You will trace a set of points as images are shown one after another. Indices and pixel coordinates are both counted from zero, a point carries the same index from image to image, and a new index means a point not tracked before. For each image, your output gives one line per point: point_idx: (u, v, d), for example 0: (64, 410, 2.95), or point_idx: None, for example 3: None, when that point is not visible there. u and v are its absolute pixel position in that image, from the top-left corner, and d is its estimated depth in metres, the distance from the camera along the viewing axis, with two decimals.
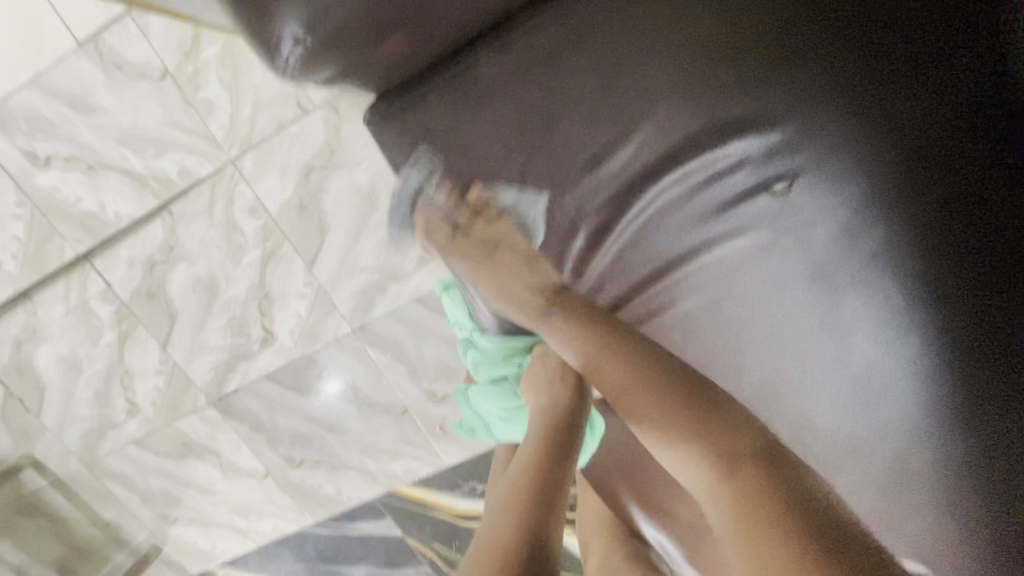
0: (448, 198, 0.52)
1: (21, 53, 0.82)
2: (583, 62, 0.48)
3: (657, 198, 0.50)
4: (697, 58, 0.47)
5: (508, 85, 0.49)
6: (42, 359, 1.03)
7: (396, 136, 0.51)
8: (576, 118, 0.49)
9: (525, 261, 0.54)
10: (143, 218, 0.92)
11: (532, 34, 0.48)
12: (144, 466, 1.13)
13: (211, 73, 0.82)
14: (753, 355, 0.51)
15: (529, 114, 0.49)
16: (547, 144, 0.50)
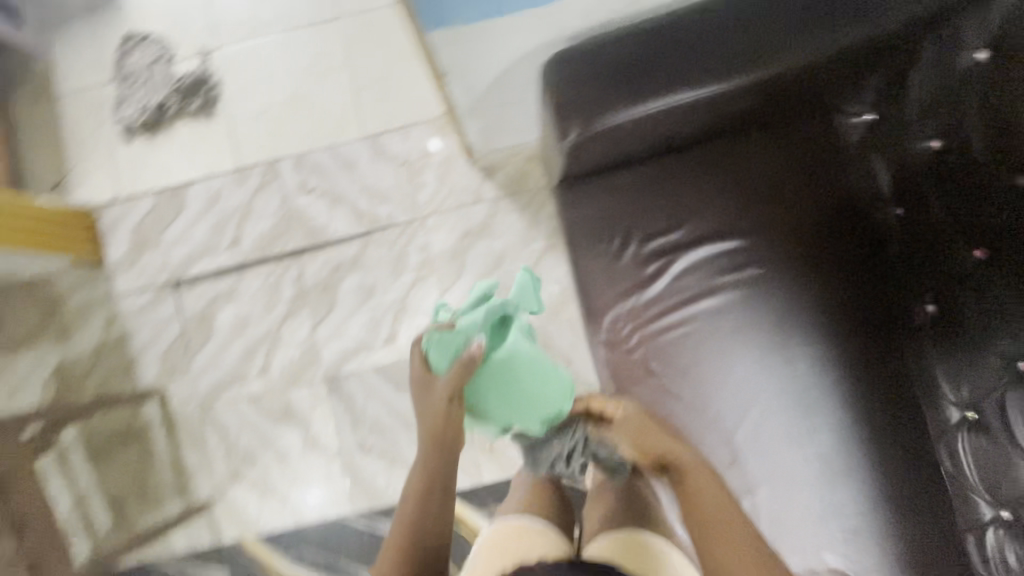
0: (586, 235, 0.98)
1: (329, 132, 1.42)
2: (664, 185, 0.97)
3: (689, 258, 0.96)
4: (714, 202, 0.95)
5: (627, 186, 0.97)
6: (224, 314, 1.42)
7: (568, 198, 0.99)
8: (658, 210, 0.97)
9: (619, 276, 0.97)
10: (347, 237, 1.40)
11: (642, 167, 0.98)
12: (246, 420, 1.41)
13: (431, 168, 1.39)
14: (719, 363, 0.94)
15: (635, 202, 0.97)
16: (642, 217, 0.97)
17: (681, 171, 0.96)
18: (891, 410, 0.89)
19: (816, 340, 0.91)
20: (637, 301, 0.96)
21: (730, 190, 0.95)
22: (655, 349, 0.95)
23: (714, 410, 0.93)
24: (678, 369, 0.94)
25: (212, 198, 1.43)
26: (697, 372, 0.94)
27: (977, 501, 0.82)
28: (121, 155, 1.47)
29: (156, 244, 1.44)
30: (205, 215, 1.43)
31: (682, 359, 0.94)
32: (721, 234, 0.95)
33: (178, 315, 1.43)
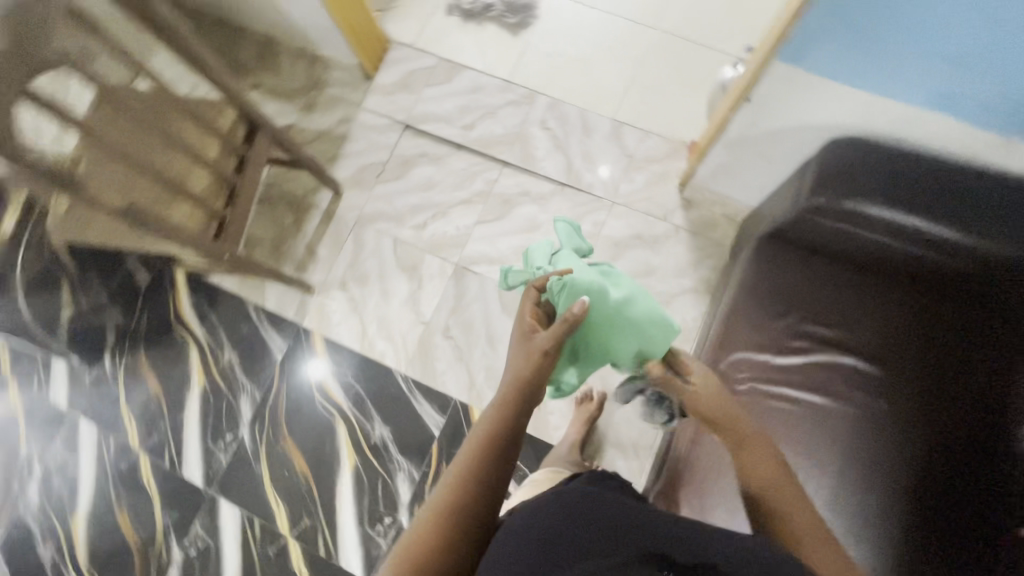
0: (760, 290, 1.07)
1: (588, 99, 1.64)
2: (844, 285, 1.02)
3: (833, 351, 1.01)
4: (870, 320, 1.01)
5: (821, 269, 1.04)
6: (422, 169, 1.66)
7: (765, 255, 1.08)
8: (832, 302, 1.02)
9: (771, 332, 1.05)
10: (547, 178, 1.59)
11: (834, 260, 1.04)
12: (379, 252, 1.61)
13: (645, 172, 1.56)
14: (810, 442, 0.98)
15: (818, 285, 1.04)
16: (819, 299, 1.03)
17: (858, 280, 1.02)
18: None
19: (888, 476, 0.94)
20: (779, 357, 1.03)
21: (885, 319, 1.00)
22: (774, 391, 1.01)
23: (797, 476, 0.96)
24: (782, 425, 0.99)
25: (474, 87, 1.69)
26: (795, 439, 0.98)
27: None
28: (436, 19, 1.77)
29: (414, 92, 1.71)
30: (461, 95, 1.69)
31: (792, 416, 1.00)
32: (866, 355, 0.99)
33: (390, 148, 1.68)
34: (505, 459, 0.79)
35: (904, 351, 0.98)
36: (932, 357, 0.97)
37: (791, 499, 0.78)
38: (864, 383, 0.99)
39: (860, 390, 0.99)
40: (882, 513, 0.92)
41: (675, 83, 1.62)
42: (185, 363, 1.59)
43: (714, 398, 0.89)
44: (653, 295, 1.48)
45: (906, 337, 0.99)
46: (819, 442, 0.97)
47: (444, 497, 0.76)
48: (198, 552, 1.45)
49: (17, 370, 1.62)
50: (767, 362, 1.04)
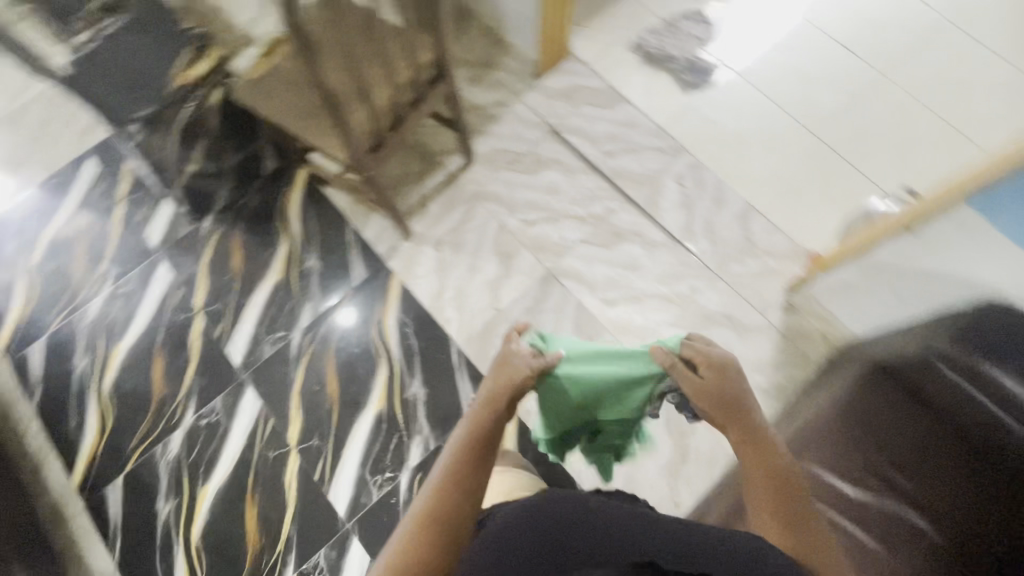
0: (852, 410, 1.05)
1: (730, 176, 1.66)
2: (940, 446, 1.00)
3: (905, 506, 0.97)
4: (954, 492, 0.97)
5: (919, 419, 1.02)
6: (551, 173, 1.69)
7: (870, 380, 1.07)
8: (921, 455, 1.00)
9: (851, 457, 1.02)
10: (664, 229, 1.60)
11: (938, 417, 1.02)
12: (482, 229, 1.64)
13: (760, 261, 1.55)
14: None
15: (912, 433, 1.01)
16: (909, 448, 1.00)
17: (955, 448, 1.00)
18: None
19: None
20: (844, 485, 1.00)
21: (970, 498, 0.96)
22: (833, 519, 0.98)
23: None
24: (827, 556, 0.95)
25: (629, 120, 1.73)
26: None
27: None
28: (619, 50, 1.84)
29: (573, 103, 1.76)
30: (615, 123, 1.73)
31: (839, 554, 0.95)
32: (936, 521, 0.95)
33: (531, 143, 1.73)
34: (478, 471, 0.79)
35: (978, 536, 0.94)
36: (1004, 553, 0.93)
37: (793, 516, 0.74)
38: (926, 555, 0.94)
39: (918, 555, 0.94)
40: None
41: (820, 193, 1.62)
42: (271, 253, 1.65)
43: (722, 395, 0.81)
44: None
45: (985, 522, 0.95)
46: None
47: (420, 513, 0.76)
48: (208, 425, 1.47)
49: (129, 197, 1.72)
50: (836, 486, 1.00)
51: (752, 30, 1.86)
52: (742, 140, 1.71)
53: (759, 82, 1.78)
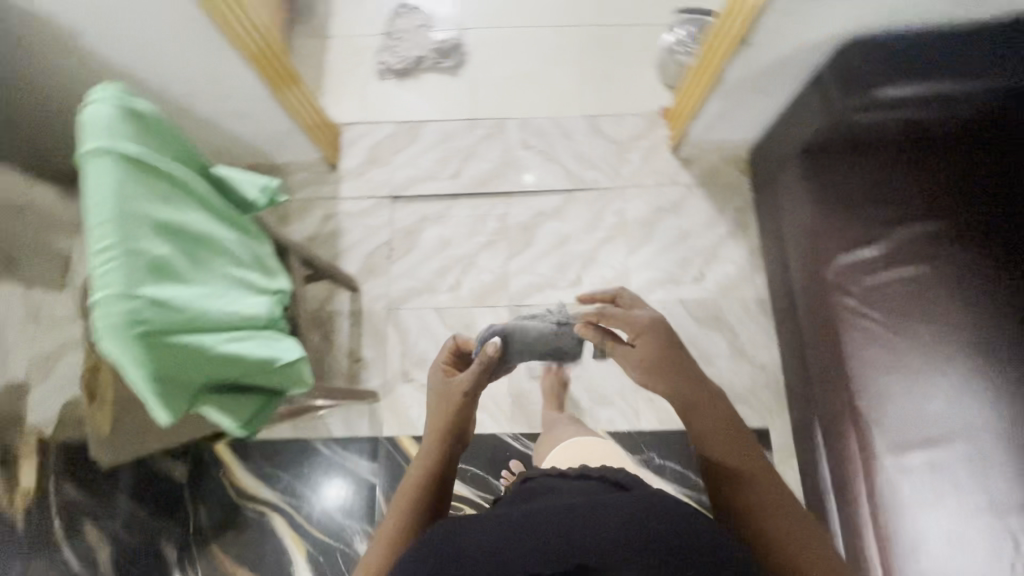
0: (829, 203, 1.17)
1: (555, 108, 1.68)
2: (888, 187, 1.14)
3: (900, 229, 1.13)
4: (920, 199, 1.13)
5: (853, 167, 1.17)
6: (430, 232, 1.58)
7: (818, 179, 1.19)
8: (866, 177, 1.16)
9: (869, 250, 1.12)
10: (553, 191, 1.60)
11: (853, 160, 1.17)
12: (426, 328, 1.51)
13: (637, 151, 1.62)
14: (910, 345, 1.07)
15: (863, 178, 1.16)
16: (867, 188, 1.15)
17: (903, 181, 1.14)
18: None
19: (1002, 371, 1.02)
20: (856, 256, 1.13)
21: (928, 176, 1.14)
22: (871, 290, 1.10)
23: (894, 357, 1.06)
24: (877, 343, 1.08)
25: (442, 136, 1.66)
26: (893, 338, 1.08)
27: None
28: (374, 88, 1.72)
29: (385, 162, 1.64)
30: (434, 148, 1.65)
31: (875, 319, 1.09)
32: (927, 215, 1.12)
33: (388, 224, 1.59)
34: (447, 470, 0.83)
35: (963, 182, 1.12)
36: (979, 197, 1.11)
37: (780, 524, 0.72)
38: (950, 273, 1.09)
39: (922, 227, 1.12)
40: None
41: (622, 65, 1.70)
42: (273, 537, 1.37)
43: (665, 362, 0.83)
44: (698, 255, 1.53)
45: (958, 187, 1.12)
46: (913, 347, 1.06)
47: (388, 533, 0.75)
48: None
49: None
50: (848, 280, 1.12)
51: None
52: (535, 74, 1.71)
53: (499, 18, 1.78)
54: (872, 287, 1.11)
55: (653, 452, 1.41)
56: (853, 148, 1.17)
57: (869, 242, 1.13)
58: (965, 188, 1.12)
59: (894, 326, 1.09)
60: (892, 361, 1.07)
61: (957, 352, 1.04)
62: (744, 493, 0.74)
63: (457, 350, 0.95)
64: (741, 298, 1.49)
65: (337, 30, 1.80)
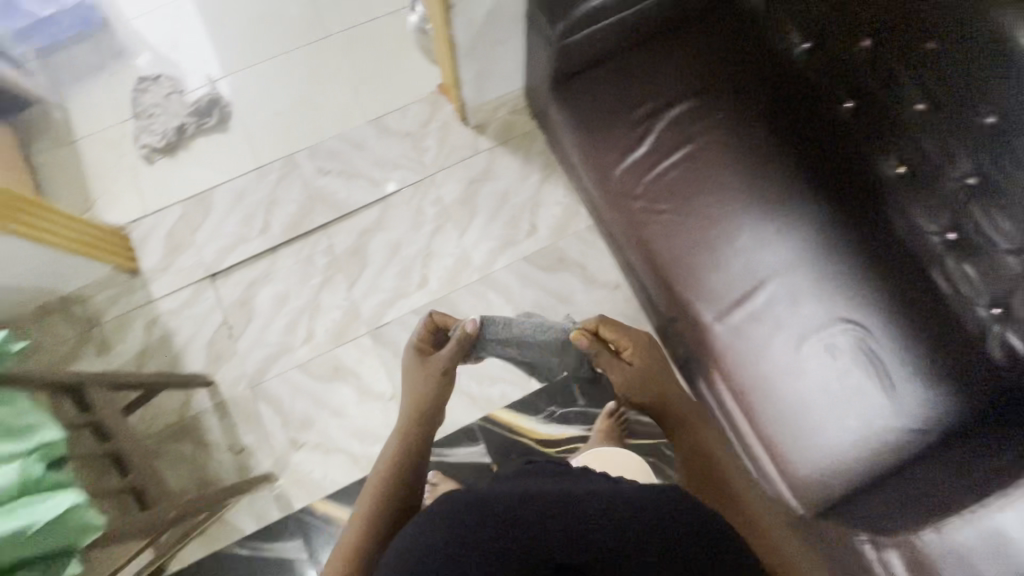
0: (586, 123, 1.20)
1: (336, 125, 1.63)
2: (626, 92, 1.20)
3: (647, 125, 1.19)
4: (654, 92, 1.20)
5: (591, 85, 1.21)
6: (262, 294, 1.52)
7: (571, 107, 1.21)
8: (605, 90, 1.20)
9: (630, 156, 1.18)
10: (367, 205, 1.57)
11: (590, 81, 1.21)
12: (298, 388, 1.46)
13: (431, 134, 1.61)
14: (691, 224, 1.15)
15: (602, 93, 1.20)
16: (610, 99, 1.20)
17: (635, 82, 1.20)
18: (878, 244, 1.13)
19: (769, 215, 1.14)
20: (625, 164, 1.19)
21: (652, 69, 1.20)
22: (645, 191, 1.17)
23: (683, 243, 1.14)
24: (667, 236, 1.15)
25: (236, 195, 1.58)
26: (678, 225, 1.15)
27: (977, 306, 1.04)
28: (145, 175, 1.60)
29: (188, 246, 1.54)
30: (232, 211, 1.56)
31: (654, 218, 1.15)
32: (666, 105, 1.19)
33: (217, 305, 1.51)
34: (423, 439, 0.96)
35: (682, 63, 1.20)
36: (699, 71, 1.20)
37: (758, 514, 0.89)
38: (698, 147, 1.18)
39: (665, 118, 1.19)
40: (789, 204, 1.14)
41: (385, 57, 1.67)
42: None
43: (651, 381, 1.06)
44: (524, 209, 1.56)
45: (680, 69, 1.20)
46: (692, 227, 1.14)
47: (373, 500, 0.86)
48: None
49: None
50: (624, 190, 1.18)
51: (188, 42, 1.72)
52: (304, 99, 1.65)
53: (246, 57, 1.69)
54: (654, 183, 1.17)
55: (554, 404, 1.44)
56: (582, 71, 1.21)
57: (637, 144, 1.19)
58: (687, 67, 1.20)
59: (683, 209, 1.16)
60: (683, 245, 1.14)
61: (739, 212, 1.15)
62: (711, 485, 0.93)
63: (432, 328, 1.11)
64: (576, 232, 1.54)
65: (83, 132, 1.65)
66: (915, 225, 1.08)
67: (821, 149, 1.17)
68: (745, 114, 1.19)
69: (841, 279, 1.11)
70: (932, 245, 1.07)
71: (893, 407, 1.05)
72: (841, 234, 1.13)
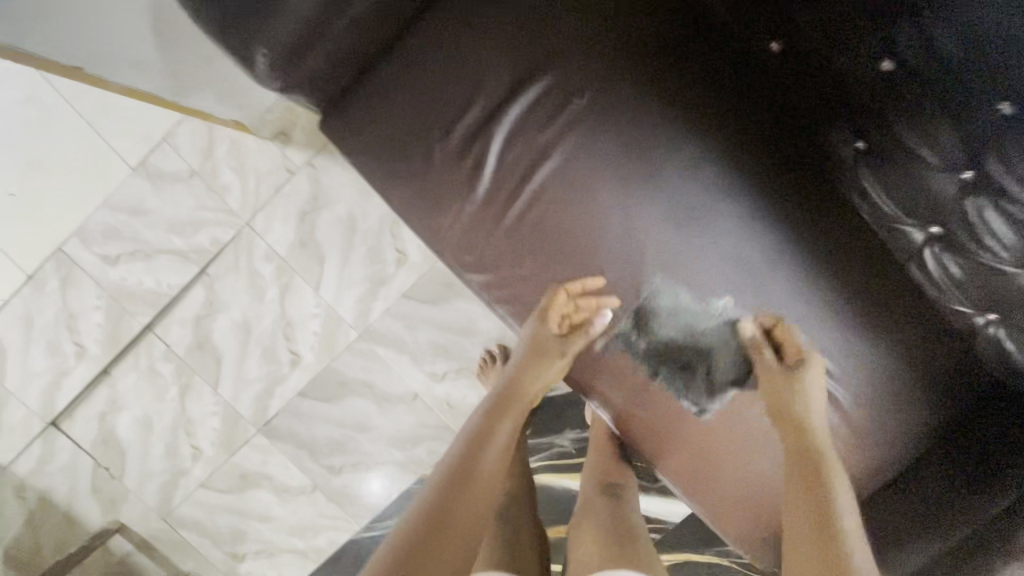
0: (395, 168, 0.79)
1: (90, 185, 1.15)
2: (442, 95, 0.77)
3: (488, 142, 0.78)
4: (478, 83, 0.76)
5: (381, 97, 0.78)
6: (122, 425, 1.27)
7: (356, 149, 0.80)
8: (405, 105, 0.78)
9: (472, 200, 0.80)
10: (187, 285, 1.20)
11: (375, 92, 0.78)
12: (212, 506, 1.31)
13: (224, 165, 1.15)
14: (580, 261, 0.81)
15: (403, 108, 0.78)
16: (418, 117, 0.78)
17: (443, 73, 0.77)
18: (839, 241, 0.79)
19: (701, 208, 0.78)
20: (465, 218, 0.81)
21: (469, 47, 0.76)
22: (502, 250, 0.82)
23: (567, 290, 0.81)
24: (545, 291, 0.83)
25: (22, 321, 1.22)
26: (558, 269, 0.82)
27: (962, 309, 0.77)
28: None
29: (4, 396, 1.24)
30: (29, 342, 1.22)
31: (531, 274, 0.83)
32: (502, 101, 0.77)
33: (80, 449, 1.28)
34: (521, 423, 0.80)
35: (512, 19, 0.75)
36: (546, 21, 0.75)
37: None
38: (573, 151, 0.78)
39: (507, 120, 0.77)
40: (725, 187, 0.77)
41: None
42: None
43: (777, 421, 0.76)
44: (381, 231, 1.18)
45: (507, 31, 0.75)
46: (586, 262, 0.81)
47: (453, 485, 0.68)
48: None
49: None
50: (480, 259, 0.82)
51: None
52: None
53: None
54: (512, 232, 0.81)
55: None
56: (365, 85, 0.78)
57: (473, 181, 0.79)
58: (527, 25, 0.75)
59: (562, 262, 0.81)
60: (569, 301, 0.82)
61: (640, 223, 0.78)
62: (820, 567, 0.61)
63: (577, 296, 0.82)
64: None
65: None
66: (886, 215, 0.74)
67: (750, 110, 0.77)
68: (620, 87, 0.76)
69: (794, 303, 0.80)
70: (906, 240, 0.75)
71: (861, 444, 0.85)
72: (789, 239, 0.79)
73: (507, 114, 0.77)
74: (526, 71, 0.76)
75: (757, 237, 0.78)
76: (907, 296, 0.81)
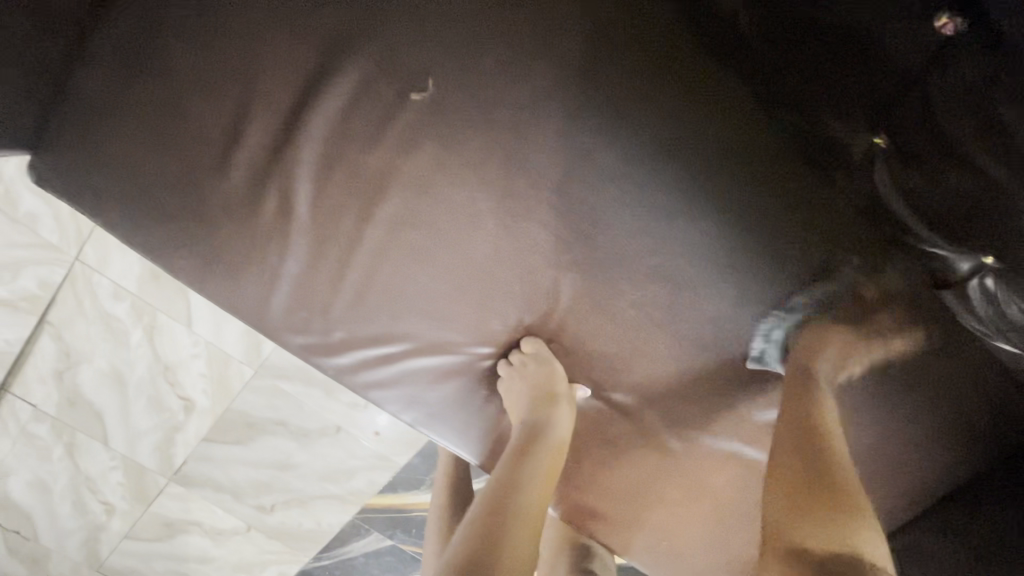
0: (158, 227, 0.51)
1: None
2: (203, 107, 0.48)
3: (292, 173, 0.50)
4: (255, 80, 0.47)
5: (104, 118, 0.48)
6: (15, 490, 1.11)
7: (87, 203, 0.50)
8: (147, 129, 0.48)
9: (289, 259, 0.53)
10: (29, 337, 0.97)
11: (91, 108, 0.48)
12: (144, 554, 1.20)
13: (21, 188, 0.87)
14: (459, 322, 0.58)
15: (144, 133, 0.48)
16: (172, 147, 0.49)
17: (196, 73, 0.47)
18: (853, 259, 0.55)
19: (656, 220, 0.53)
20: (286, 285, 0.54)
21: (228, 22, 0.46)
22: (352, 322, 0.56)
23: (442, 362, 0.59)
24: (421, 371, 0.59)
25: None
26: (433, 341, 0.58)
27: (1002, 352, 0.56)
28: None
29: None
30: None
31: (400, 348, 0.58)
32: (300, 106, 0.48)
33: None
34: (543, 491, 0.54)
35: None
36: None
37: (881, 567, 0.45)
38: (427, 170, 0.51)
39: (315, 134, 0.49)
40: (691, 185, 0.52)
41: None
42: None
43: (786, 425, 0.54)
44: None
45: None
46: (471, 323, 0.58)
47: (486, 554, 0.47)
48: None
49: None
50: (325, 336, 0.56)
51: None
52: None
53: None
54: (359, 296, 0.55)
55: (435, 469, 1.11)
56: (72, 102, 0.48)
57: (284, 233, 0.52)
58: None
59: (446, 331, 0.58)
60: (449, 371, 0.60)
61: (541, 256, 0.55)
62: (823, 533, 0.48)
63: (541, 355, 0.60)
64: None
65: None
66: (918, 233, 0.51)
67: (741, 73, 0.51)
68: (487, 68, 0.48)
69: (770, 348, 0.58)
70: (946, 268, 0.52)
71: (873, 499, 0.63)
72: (770, 262, 0.55)
73: (312, 125, 0.49)
74: (328, 52, 0.47)
75: (734, 258, 0.55)
76: (944, 337, 0.57)
